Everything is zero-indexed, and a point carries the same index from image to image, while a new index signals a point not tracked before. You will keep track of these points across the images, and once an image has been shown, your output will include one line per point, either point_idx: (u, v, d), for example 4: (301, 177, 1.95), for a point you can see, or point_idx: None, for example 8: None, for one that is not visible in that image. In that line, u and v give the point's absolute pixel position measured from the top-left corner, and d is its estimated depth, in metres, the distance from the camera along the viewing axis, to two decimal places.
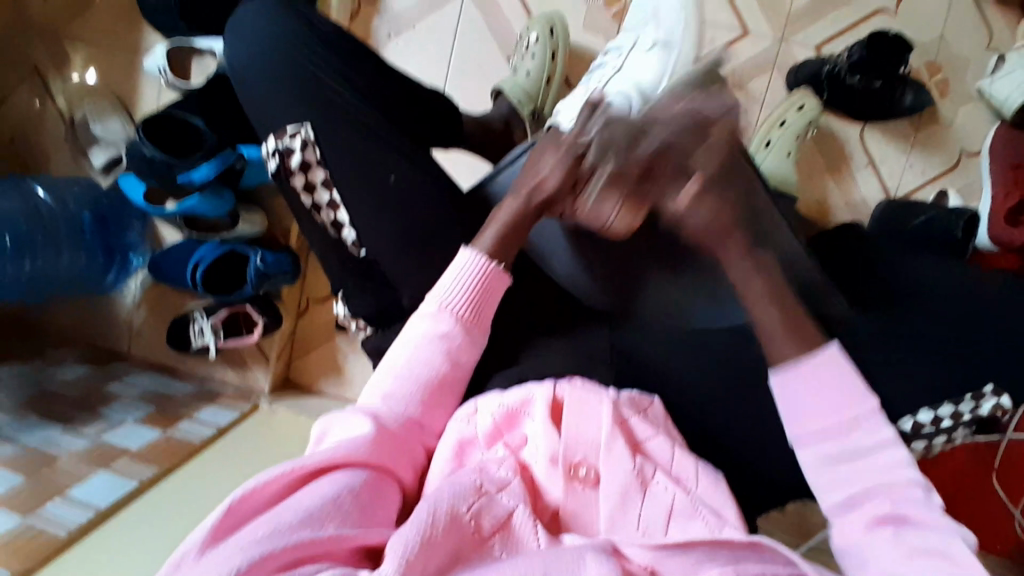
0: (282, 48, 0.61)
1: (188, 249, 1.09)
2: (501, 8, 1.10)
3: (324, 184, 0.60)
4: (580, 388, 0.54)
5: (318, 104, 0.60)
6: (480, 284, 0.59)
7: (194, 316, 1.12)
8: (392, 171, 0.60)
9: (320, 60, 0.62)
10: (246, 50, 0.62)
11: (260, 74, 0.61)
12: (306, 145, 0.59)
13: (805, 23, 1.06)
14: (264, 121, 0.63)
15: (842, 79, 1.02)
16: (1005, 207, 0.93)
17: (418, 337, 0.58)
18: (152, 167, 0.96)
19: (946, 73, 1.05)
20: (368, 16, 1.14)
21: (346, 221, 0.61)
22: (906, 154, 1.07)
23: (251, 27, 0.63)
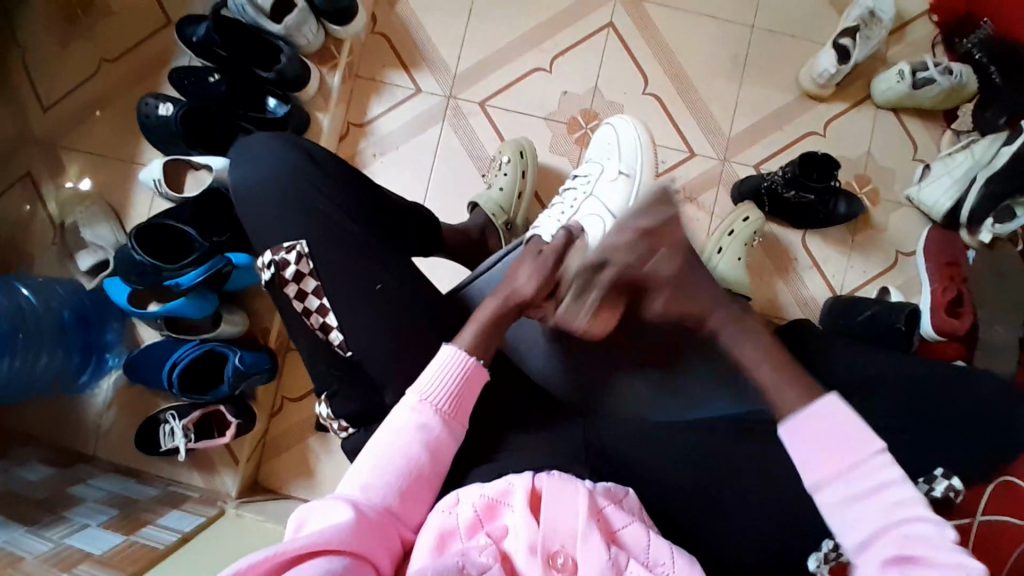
0: (283, 171, 0.68)
1: (168, 349, 1.10)
2: (476, 131, 1.21)
3: (315, 291, 0.65)
4: (557, 479, 0.56)
5: (311, 219, 0.66)
6: (462, 379, 0.63)
7: (165, 416, 1.11)
8: (379, 280, 0.66)
9: (315, 180, 0.68)
10: (251, 173, 0.69)
11: (264, 193, 0.68)
12: (301, 257, 0.65)
13: (748, 143, 1.19)
14: (260, 231, 0.68)
15: (780, 194, 1.12)
16: (943, 300, 1.04)
17: (399, 428, 0.61)
18: (141, 273, 1.01)
19: (874, 185, 1.18)
20: (355, 137, 1.24)
21: (335, 323, 0.65)
22: (847, 257, 1.17)
23: (257, 155, 0.70)
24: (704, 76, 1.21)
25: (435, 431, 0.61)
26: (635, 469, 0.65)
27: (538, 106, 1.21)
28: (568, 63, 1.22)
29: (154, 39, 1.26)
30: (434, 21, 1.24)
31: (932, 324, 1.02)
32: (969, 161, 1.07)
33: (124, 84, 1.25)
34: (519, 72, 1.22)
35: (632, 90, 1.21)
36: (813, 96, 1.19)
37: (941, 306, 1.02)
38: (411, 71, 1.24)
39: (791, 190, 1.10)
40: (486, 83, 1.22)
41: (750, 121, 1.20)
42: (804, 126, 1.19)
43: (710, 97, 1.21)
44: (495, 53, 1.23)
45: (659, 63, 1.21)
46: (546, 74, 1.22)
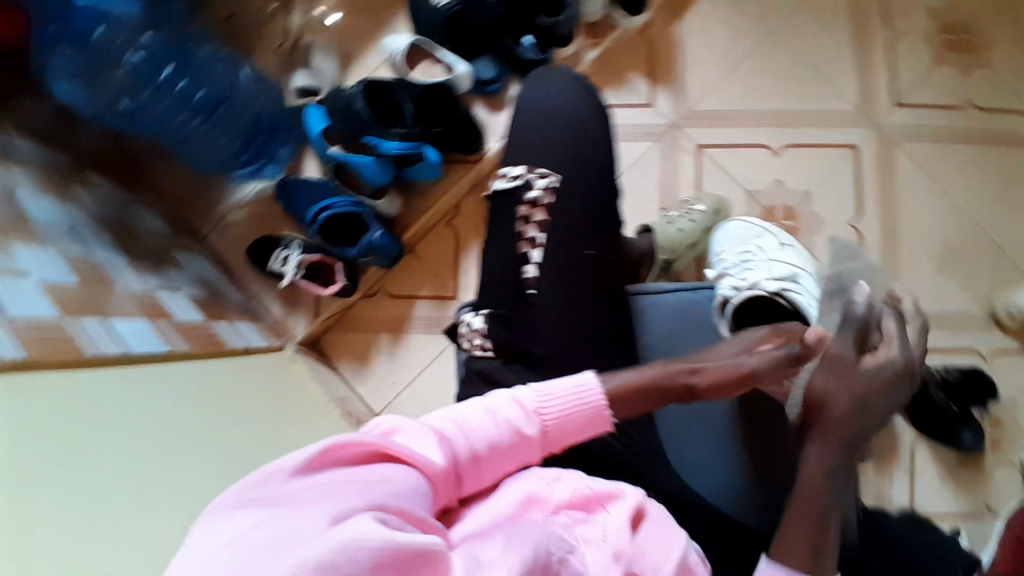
0: (566, 110, 0.71)
1: (322, 189, 1.13)
2: (680, 169, 1.21)
3: (539, 225, 0.68)
4: (661, 516, 0.59)
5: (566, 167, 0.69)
6: (580, 404, 0.63)
7: (289, 242, 1.14)
8: (591, 248, 0.68)
9: (587, 134, 0.71)
10: (539, 98, 0.73)
11: (541, 117, 0.72)
12: (547, 188, 0.68)
13: None
14: (522, 147, 0.71)
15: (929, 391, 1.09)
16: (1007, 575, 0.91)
17: (495, 411, 0.62)
18: (349, 119, 1.08)
19: (1003, 434, 1.13)
20: None
21: (535, 261, 0.68)
22: (940, 481, 1.13)
23: (551, 89, 0.74)
24: (910, 244, 1.18)
25: (524, 437, 0.61)
26: None
27: (746, 178, 1.20)
28: (797, 157, 1.20)
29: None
30: (701, 51, 1.23)
31: None
32: None
33: None
34: (747, 140, 1.21)
35: (838, 214, 1.18)
36: (998, 321, 1.15)
37: None
38: (654, 83, 1.24)
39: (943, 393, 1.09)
40: (714, 132, 1.22)
41: (926, 307, 1.16)
42: (972, 342, 1.15)
43: (903, 265, 1.18)
44: (737, 111, 1.21)
45: (875, 208, 1.19)
46: (770, 156, 1.20)
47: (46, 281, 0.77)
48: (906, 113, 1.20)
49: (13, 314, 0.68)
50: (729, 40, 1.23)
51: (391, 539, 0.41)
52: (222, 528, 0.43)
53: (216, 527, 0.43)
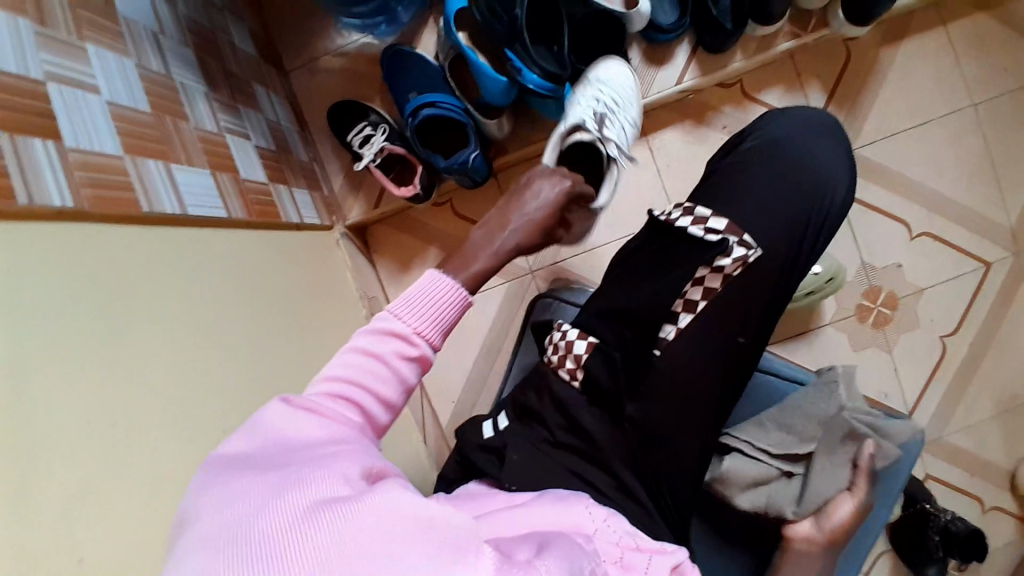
0: (801, 177, 0.66)
1: (432, 78, 1.00)
2: None
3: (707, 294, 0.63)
4: None
5: (779, 242, 0.64)
6: (445, 303, 0.60)
7: (376, 121, 1.01)
8: (740, 336, 0.65)
9: (816, 210, 0.66)
10: (784, 149, 0.67)
11: (780, 172, 0.66)
12: (740, 261, 0.62)
13: (953, 460, 1.11)
14: (743, 187, 0.66)
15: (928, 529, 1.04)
16: None
17: (366, 346, 0.56)
18: (495, 17, 0.90)
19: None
20: (732, 96, 1.08)
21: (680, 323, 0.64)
22: None
23: (813, 155, 0.67)
24: (994, 383, 1.10)
25: (420, 354, 0.58)
26: None
27: (868, 247, 1.09)
28: (930, 249, 1.09)
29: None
30: (895, 94, 1.06)
31: None
32: None
33: None
34: (889, 208, 1.08)
35: (937, 324, 1.10)
36: None
37: None
38: (830, 104, 1.07)
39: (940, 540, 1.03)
40: (861, 185, 1.09)
41: (975, 449, 1.10)
42: (991, 497, 1.10)
43: (966, 400, 1.10)
44: (895, 174, 1.08)
45: (976, 334, 1.09)
46: (904, 235, 1.09)
47: (117, 102, 0.65)
48: None
49: (73, 146, 0.56)
50: (929, 94, 1.06)
51: (426, 515, 0.39)
52: (232, 503, 0.41)
53: (222, 501, 0.41)
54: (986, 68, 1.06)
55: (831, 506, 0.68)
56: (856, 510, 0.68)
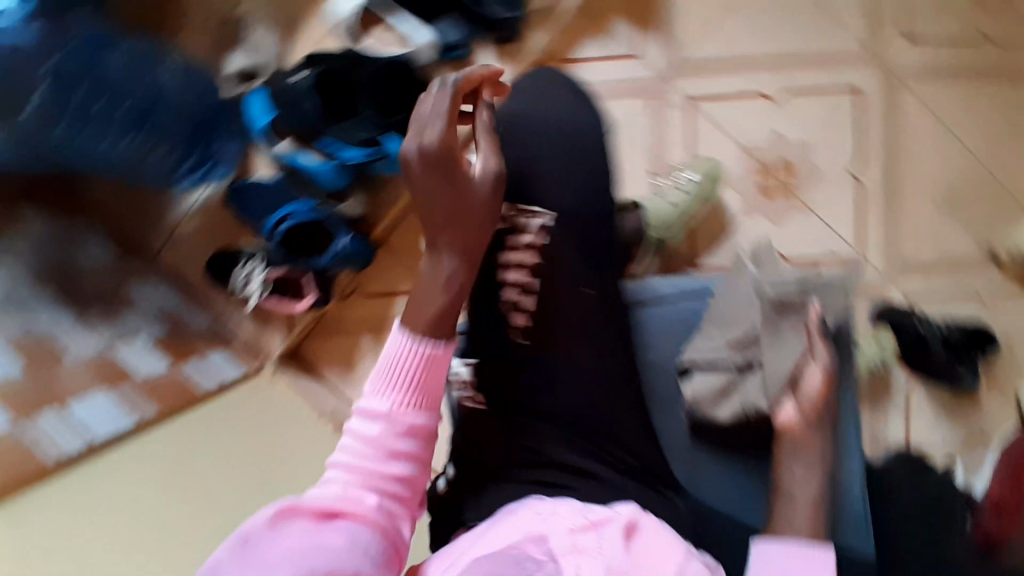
0: (557, 135, 0.69)
1: (277, 194, 1.00)
2: (670, 127, 1.11)
3: (531, 269, 0.67)
4: (660, 534, 0.57)
5: (567, 204, 0.68)
6: (414, 360, 0.60)
7: (249, 257, 1.03)
8: (585, 284, 0.67)
9: (582, 158, 0.69)
10: (534, 118, 0.70)
11: (538, 132, 0.69)
12: (538, 230, 0.67)
13: (916, 276, 1.12)
14: (515, 166, 0.69)
15: (926, 346, 1.07)
16: None
17: (372, 413, 0.59)
18: (300, 116, 0.94)
19: (1001, 376, 1.12)
20: (553, 69, 1.10)
21: (527, 307, 0.67)
22: (939, 425, 1.13)
23: (557, 104, 0.71)
24: (913, 191, 1.12)
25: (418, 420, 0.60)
26: None
27: (741, 133, 1.11)
28: (794, 106, 1.11)
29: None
30: None
31: None
32: None
33: None
34: (742, 91, 1.11)
35: (836, 166, 1.11)
36: (1001, 265, 1.11)
37: None
38: (642, 28, 1.11)
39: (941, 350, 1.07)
40: (705, 83, 1.11)
41: (930, 257, 1.12)
42: (974, 287, 1.11)
43: (902, 215, 1.12)
44: (732, 58, 1.11)
45: (878, 154, 1.11)
46: (767, 107, 1.11)
47: None
48: (910, 48, 1.11)
49: None
50: None
51: None
52: None
53: None
54: None
55: (786, 373, 0.71)
56: (828, 374, 0.68)
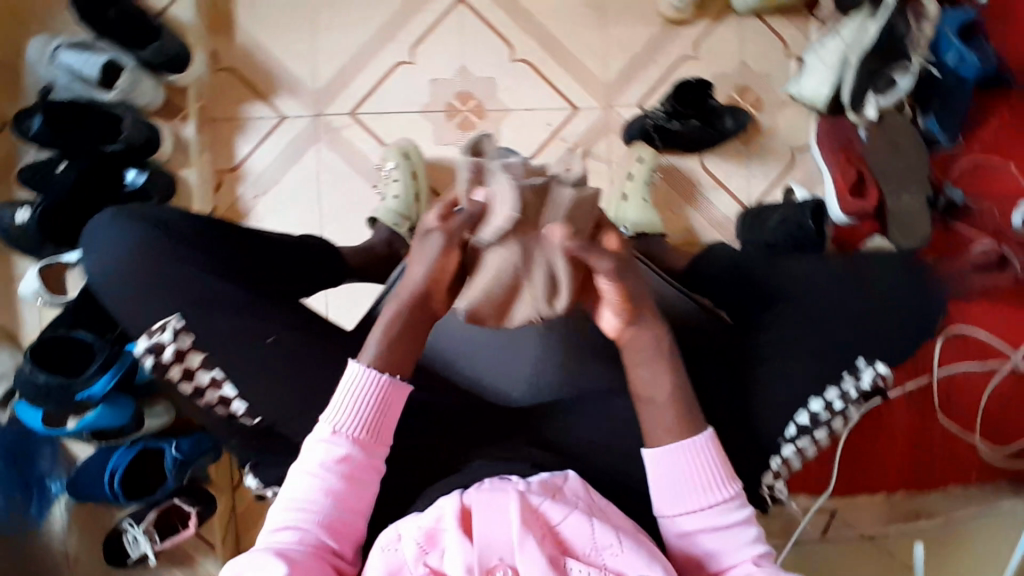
0: (134, 259, 0.63)
1: (102, 460, 1.05)
2: (354, 142, 1.16)
3: (201, 366, 0.63)
4: (485, 493, 0.62)
5: (197, 299, 0.63)
6: (376, 396, 0.63)
7: (124, 525, 1.06)
8: (270, 333, 0.64)
9: (175, 254, 0.64)
10: (102, 266, 0.64)
11: (111, 273, 0.64)
12: (177, 333, 0.62)
13: (628, 83, 1.20)
14: (128, 315, 0.64)
15: (666, 127, 1.14)
16: (846, 184, 1.16)
17: (315, 467, 0.61)
18: (48, 394, 0.95)
19: (755, 93, 1.22)
20: (231, 184, 1.14)
21: (232, 394, 0.63)
22: (746, 168, 1.22)
23: (101, 234, 0.65)
24: (566, 30, 1.19)
25: (355, 460, 0.62)
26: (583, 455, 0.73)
27: (411, 103, 1.17)
28: (429, 50, 1.17)
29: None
30: (276, 42, 1.15)
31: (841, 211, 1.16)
32: (839, 47, 1.14)
33: None
34: (383, 73, 1.17)
35: (499, 62, 1.18)
36: (676, 22, 1.20)
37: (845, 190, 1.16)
38: (268, 98, 1.15)
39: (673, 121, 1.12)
40: (351, 92, 1.16)
41: (624, 62, 1.20)
42: (678, 51, 1.21)
43: (581, 51, 1.19)
44: (354, 58, 1.16)
45: (517, 26, 1.18)
46: (411, 69, 1.17)
47: None
48: None
49: None
50: (286, 13, 1.15)
51: None
52: None
53: None
54: None
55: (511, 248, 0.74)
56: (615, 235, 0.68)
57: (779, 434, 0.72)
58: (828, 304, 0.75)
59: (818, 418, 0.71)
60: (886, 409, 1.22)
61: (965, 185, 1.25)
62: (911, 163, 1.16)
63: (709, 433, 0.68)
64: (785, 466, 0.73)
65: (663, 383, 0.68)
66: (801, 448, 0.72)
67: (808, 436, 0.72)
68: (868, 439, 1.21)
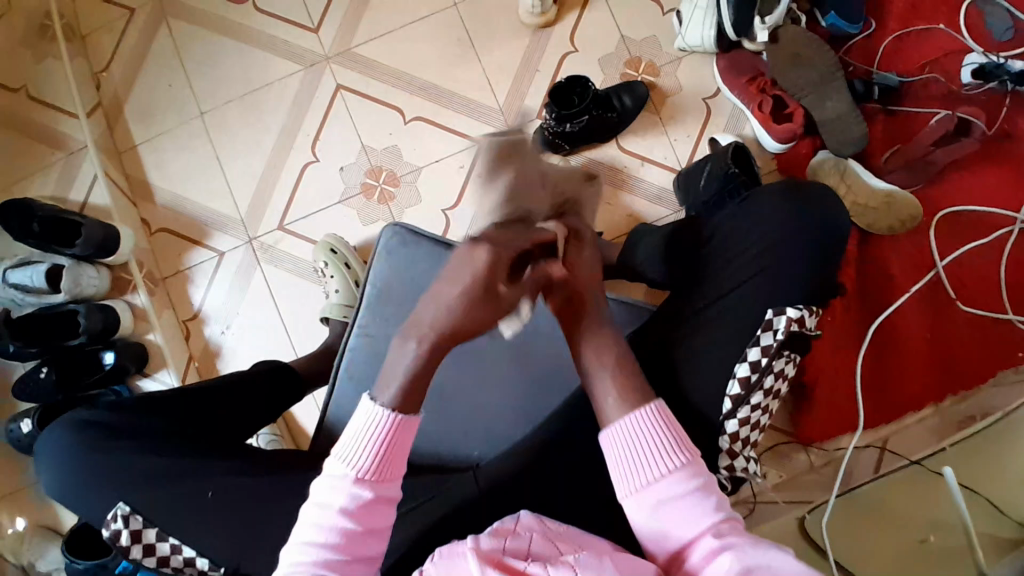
0: (78, 463, 0.69)
1: None
2: (292, 252, 1.19)
3: (158, 537, 0.66)
4: (440, 561, 0.60)
5: (132, 484, 0.68)
6: (389, 435, 0.61)
7: None
8: (208, 487, 0.68)
9: (107, 448, 0.69)
10: (58, 477, 0.70)
11: (65, 484, 0.70)
12: (127, 517, 0.66)
13: (521, 99, 1.20)
14: (90, 515, 0.70)
15: (563, 132, 1.13)
16: (767, 113, 1.12)
17: (330, 514, 0.59)
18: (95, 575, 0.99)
19: (647, 60, 1.20)
20: (197, 330, 1.19)
21: (193, 553, 0.66)
22: (667, 134, 1.19)
23: (46, 451, 0.72)
24: (445, 74, 1.21)
25: (375, 497, 0.60)
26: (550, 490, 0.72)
27: (329, 196, 1.20)
28: (327, 142, 1.21)
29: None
30: (191, 190, 1.21)
31: (773, 138, 1.11)
32: None
33: None
34: (294, 179, 1.21)
35: (394, 128, 1.21)
36: (544, 25, 1.20)
37: (767, 119, 1.12)
38: (202, 242, 1.20)
39: (567, 123, 1.11)
40: (273, 208, 1.20)
41: (510, 81, 1.21)
42: (557, 51, 1.21)
43: (466, 88, 1.21)
44: (264, 177, 1.21)
45: (399, 89, 1.21)
46: (317, 166, 1.21)
47: None
48: (328, 23, 1.22)
49: None
50: (191, 161, 1.22)
51: None
52: None
53: None
54: (169, 113, 1.23)
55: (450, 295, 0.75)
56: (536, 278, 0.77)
57: (719, 413, 0.74)
58: None
59: (749, 381, 0.73)
60: (894, 318, 1.15)
61: (895, 64, 1.17)
62: (824, 68, 1.11)
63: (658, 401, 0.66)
64: (743, 441, 0.75)
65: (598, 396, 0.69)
66: (750, 419, 0.74)
67: (748, 405, 0.73)
68: (884, 352, 1.14)
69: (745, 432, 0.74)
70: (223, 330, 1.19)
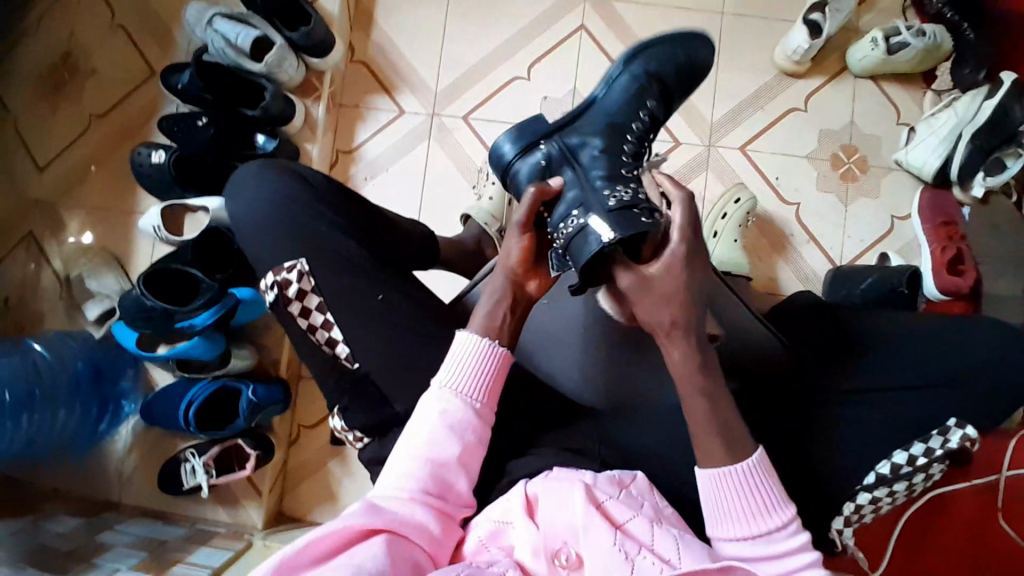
0: (276, 201, 0.72)
1: (183, 390, 1.12)
2: (463, 145, 1.22)
3: (318, 307, 0.69)
4: (552, 481, 0.64)
5: (300, 238, 0.70)
6: (484, 362, 0.67)
7: (185, 455, 1.11)
8: (380, 291, 0.70)
9: (305, 206, 0.72)
10: (251, 206, 0.73)
11: (257, 206, 0.72)
12: (302, 275, 0.69)
13: (731, 126, 1.22)
14: (258, 244, 0.72)
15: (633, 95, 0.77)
16: (944, 260, 1.12)
17: (432, 420, 0.65)
18: (150, 319, 1.02)
19: (861, 153, 1.22)
20: (345, 164, 1.23)
21: (339, 337, 0.69)
22: (844, 229, 1.21)
23: (253, 178, 0.74)
24: None
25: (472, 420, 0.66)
26: (653, 457, 0.74)
27: (521, 114, 1.22)
28: (545, 69, 1.23)
29: (135, 94, 1.23)
30: (404, 39, 1.24)
31: (936, 285, 1.12)
32: (953, 119, 1.13)
33: (115, 137, 1.22)
34: (496, 86, 1.23)
35: None
36: (791, 74, 1.22)
37: (942, 266, 1.12)
38: (392, 92, 1.23)
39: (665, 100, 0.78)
40: (468, 96, 1.23)
41: (731, 105, 1.23)
42: (788, 103, 1.23)
43: None
44: (476, 65, 1.23)
45: None
46: (525, 82, 1.23)
47: None
48: None
49: None
50: (416, 12, 1.25)
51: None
52: None
53: None
54: None
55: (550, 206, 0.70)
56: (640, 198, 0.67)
57: (856, 482, 0.72)
58: (926, 363, 0.74)
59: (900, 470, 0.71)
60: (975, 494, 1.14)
61: None
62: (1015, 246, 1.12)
63: (760, 454, 0.65)
64: (858, 514, 0.72)
65: (711, 393, 0.65)
66: (877, 500, 0.72)
67: (886, 489, 0.71)
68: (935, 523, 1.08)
69: (867, 508, 0.72)
70: (367, 175, 1.22)
